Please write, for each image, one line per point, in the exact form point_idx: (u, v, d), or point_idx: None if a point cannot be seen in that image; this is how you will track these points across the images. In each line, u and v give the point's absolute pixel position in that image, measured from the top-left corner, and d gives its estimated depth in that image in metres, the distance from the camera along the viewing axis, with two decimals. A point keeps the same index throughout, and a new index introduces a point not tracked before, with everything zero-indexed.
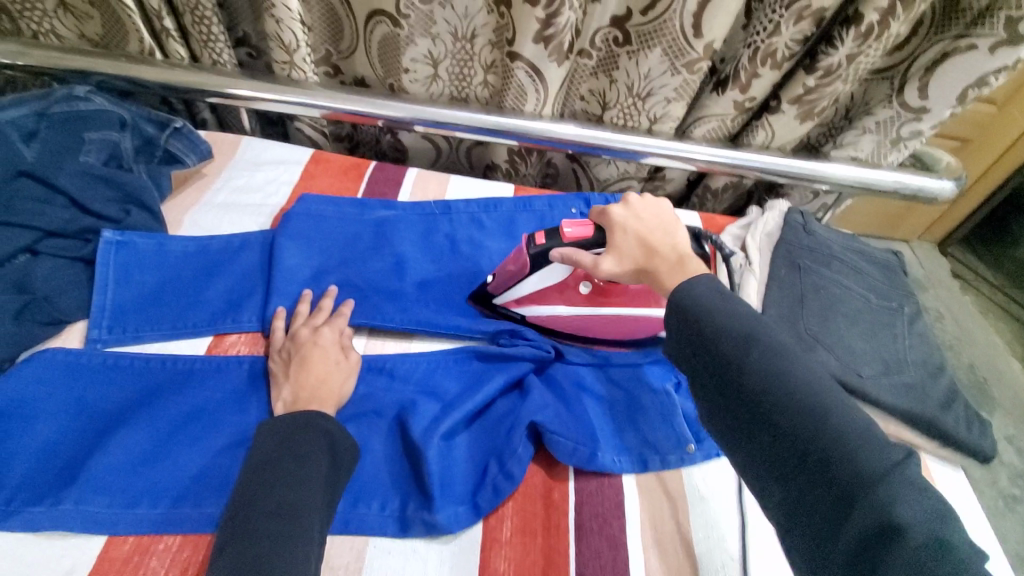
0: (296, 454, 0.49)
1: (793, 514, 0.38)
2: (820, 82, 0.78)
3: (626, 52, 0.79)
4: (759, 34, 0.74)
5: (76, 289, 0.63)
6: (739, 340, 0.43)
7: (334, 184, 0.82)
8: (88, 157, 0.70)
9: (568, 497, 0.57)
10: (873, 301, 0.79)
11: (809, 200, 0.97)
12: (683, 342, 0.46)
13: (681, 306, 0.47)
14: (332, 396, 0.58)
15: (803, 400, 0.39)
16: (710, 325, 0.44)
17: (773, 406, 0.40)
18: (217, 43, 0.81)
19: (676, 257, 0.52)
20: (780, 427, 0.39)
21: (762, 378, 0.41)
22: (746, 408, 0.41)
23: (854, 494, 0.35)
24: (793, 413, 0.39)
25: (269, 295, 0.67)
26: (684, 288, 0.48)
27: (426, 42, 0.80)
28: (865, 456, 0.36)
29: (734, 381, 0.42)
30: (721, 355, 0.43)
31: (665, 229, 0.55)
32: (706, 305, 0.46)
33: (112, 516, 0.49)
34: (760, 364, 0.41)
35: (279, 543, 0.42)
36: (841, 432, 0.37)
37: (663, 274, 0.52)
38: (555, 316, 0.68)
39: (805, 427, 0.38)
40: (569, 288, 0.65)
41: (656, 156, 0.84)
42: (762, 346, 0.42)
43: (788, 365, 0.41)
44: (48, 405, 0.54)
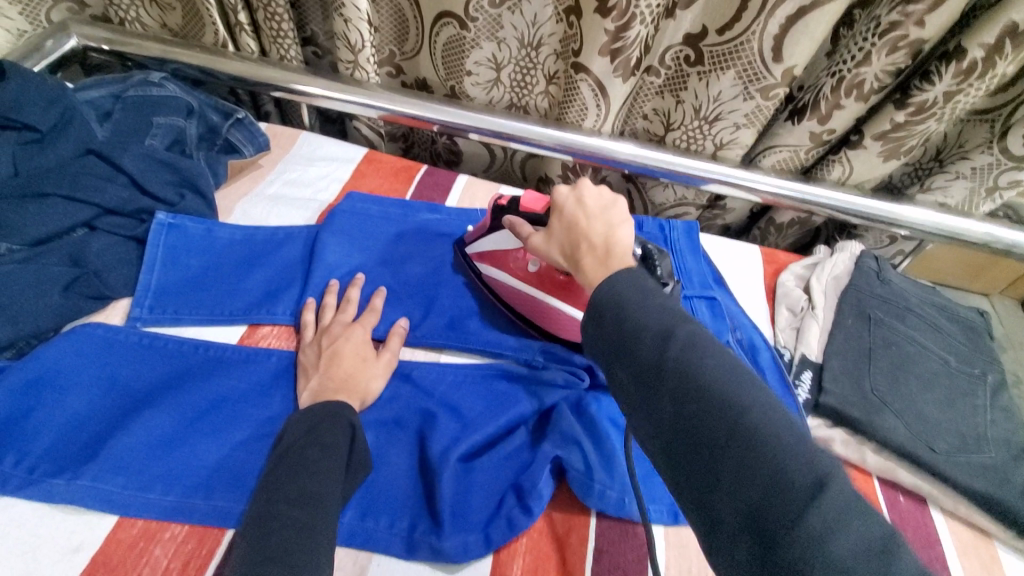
0: (325, 444, 0.47)
1: (713, 539, 0.32)
2: (910, 119, 0.71)
3: (697, 72, 0.74)
4: (846, 63, 0.69)
5: (126, 267, 0.64)
6: (657, 336, 0.37)
7: (383, 185, 0.81)
8: (152, 141, 0.72)
9: (586, 545, 0.53)
10: (951, 364, 0.71)
11: (884, 245, 0.89)
12: (603, 340, 0.40)
13: (599, 302, 0.42)
14: (362, 392, 0.57)
15: (718, 396, 0.34)
16: (630, 321, 0.39)
17: (686, 411, 0.34)
18: (286, 39, 0.82)
19: (602, 245, 0.48)
20: (693, 432, 0.34)
21: (678, 380, 0.35)
22: (662, 414, 0.36)
23: (782, 514, 0.29)
24: (709, 415, 0.34)
25: (305, 289, 0.67)
26: (610, 283, 0.42)
27: (490, 45, 0.79)
28: (783, 461, 0.31)
29: (651, 383, 0.36)
30: (638, 355, 0.38)
31: (605, 220, 0.50)
32: (629, 299, 0.40)
33: (125, 497, 0.49)
34: (677, 362, 0.36)
35: (299, 534, 0.40)
36: (758, 432, 0.32)
37: (585, 265, 0.47)
38: (500, 285, 0.68)
39: (721, 430, 0.33)
40: (516, 258, 0.66)
41: (716, 183, 0.79)
42: (680, 343, 0.37)
43: (708, 360, 0.36)
44: (83, 377, 0.55)
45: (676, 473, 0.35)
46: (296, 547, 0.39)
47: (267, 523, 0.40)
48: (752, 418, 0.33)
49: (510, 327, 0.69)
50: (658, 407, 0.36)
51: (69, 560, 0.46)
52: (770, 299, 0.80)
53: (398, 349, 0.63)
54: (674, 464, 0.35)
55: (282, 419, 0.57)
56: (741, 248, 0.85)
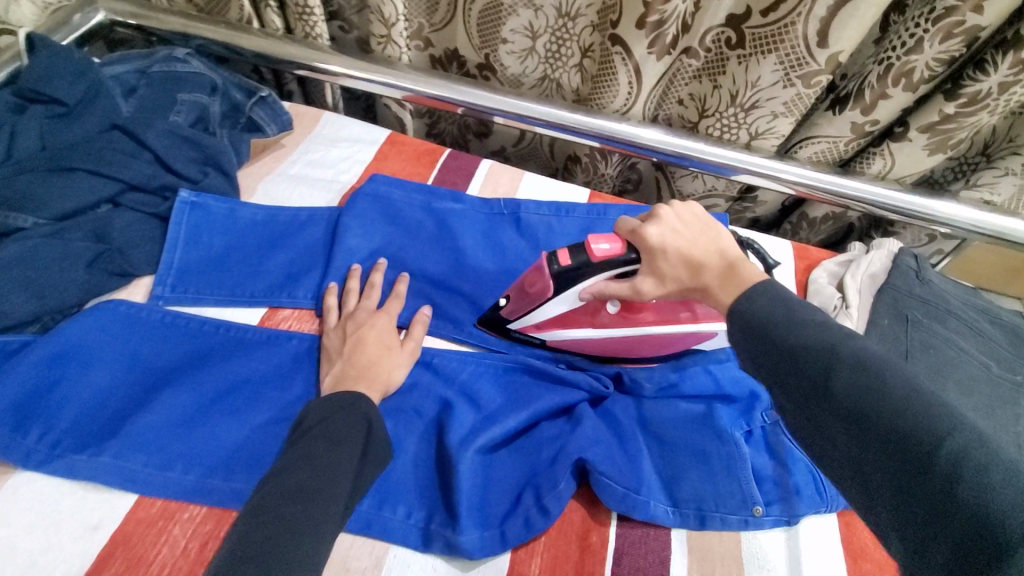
0: (332, 437, 0.46)
1: (914, 565, 0.31)
2: (961, 111, 0.67)
3: (737, 55, 0.71)
4: (895, 50, 0.65)
5: (149, 245, 0.64)
6: (818, 357, 0.37)
7: (406, 169, 0.80)
8: (176, 117, 0.71)
9: (606, 544, 0.53)
10: (992, 370, 0.68)
11: (922, 244, 0.86)
12: (759, 364, 0.40)
13: (749, 323, 0.42)
14: (383, 380, 0.56)
15: (914, 418, 0.32)
16: (787, 341, 0.39)
17: (874, 431, 0.33)
18: (312, 16, 0.81)
19: (725, 267, 0.48)
20: (883, 453, 0.33)
21: (847, 398, 0.35)
22: (832, 434, 0.35)
23: (992, 547, 0.27)
24: (902, 437, 0.32)
25: (326, 273, 0.66)
26: (748, 299, 0.43)
27: (528, 13, 0.76)
28: (1007, 492, 0.28)
29: (820, 402, 0.36)
30: (798, 373, 0.37)
31: (710, 235, 0.51)
32: (778, 319, 0.40)
33: (146, 476, 0.49)
34: (849, 382, 0.35)
35: (288, 535, 0.39)
36: (967, 459, 0.30)
37: (716, 289, 0.47)
38: (578, 338, 0.63)
39: (919, 452, 0.31)
40: (594, 311, 0.61)
41: (749, 175, 0.76)
42: (847, 362, 0.36)
43: (889, 380, 0.34)
44: (106, 354, 0.55)
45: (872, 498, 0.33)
46: (285, 544, 0.38)
47: (261, 516, 0.40)
48: (959, 443, 0.30)
49: None
50: (826, 426, 0.35)
51: (89, 536, 0.46)
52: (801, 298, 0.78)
53: (421, 337, 0.62)
54: (863, 486, 0.33)
55: (302, 403, 0.56)
56: (772, 243, 0.83)
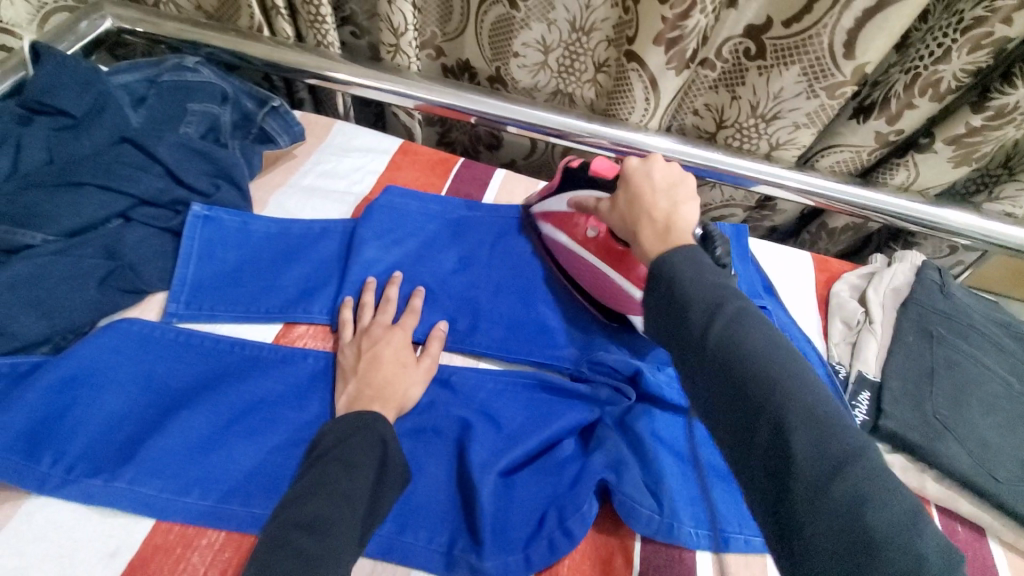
0: (345, 462, 0.46)
1: (750, 496, 0.36)
2: (988, 124, 0.66)
3: (757, 67, 0.70)
4: (923, 59, 0.63)
5: (161, 260, 0.63)
6: (706, 309, 0.40)
7: (420, 178, 0.79)
8: (187, 129, 0.70)
9: (631, 567, 0.52)
10: (1019, 385, 0.66)
11: (943, 255, 0.84)
12: (652, 310, 0.43)
13: (659, 274, 0.44)
14: (398, 400, 0.55)
15: (769, 374, 0.36)
16: (683, 292, 0.41)
17: (736, 379, 0.37)
18: (324, 24, 0.80)
19: (662, 222, 0.49)
20: (739, 399, 0.37)
21: (724, 350, 0.38)
22: (700, 377, 0.39)
23: (808, 488, 0.32)
24: (759, 387, 0.36)
25: (341, 288, 0.65)
26: (666, 255, 0.44)
27: (541, 27, 0.75)
28: (831, 444, 0.33)
29: (696, 348, 0.39)
30: (687, 321, 0.40)
31: (670, 199, 0.51)
32: (683, 271, 0.42)
33: (162, 501, 0.48)
34: (724, 336, 0.38)
35: (301, 568, 0.38)
36: (805, 412, 0.34)
37: (645, 239, 0.49)
38: (559, 244, 0.67)
39: (770, 404, 0.35)
40: (578, 224, 0.65)
41: (770, 186, 0.75)
42: (730, 318, 0.39)
43: (757, 338, 0.38)
44: (118, 375, 0.54)
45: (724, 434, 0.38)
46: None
47: (275, 549, 0.39)
48: (799, 399, 0.35)
49: (550, 332, 0.66)
50: (698, 372, 0.39)
51: (106, 564, 0.45)
52: (822, 310, 0.76)
53: (437, 353, 0.61)
54: (717, 424, 0.38)
55: (319, 424, 0.55)
56: (791, 254, 0.81)
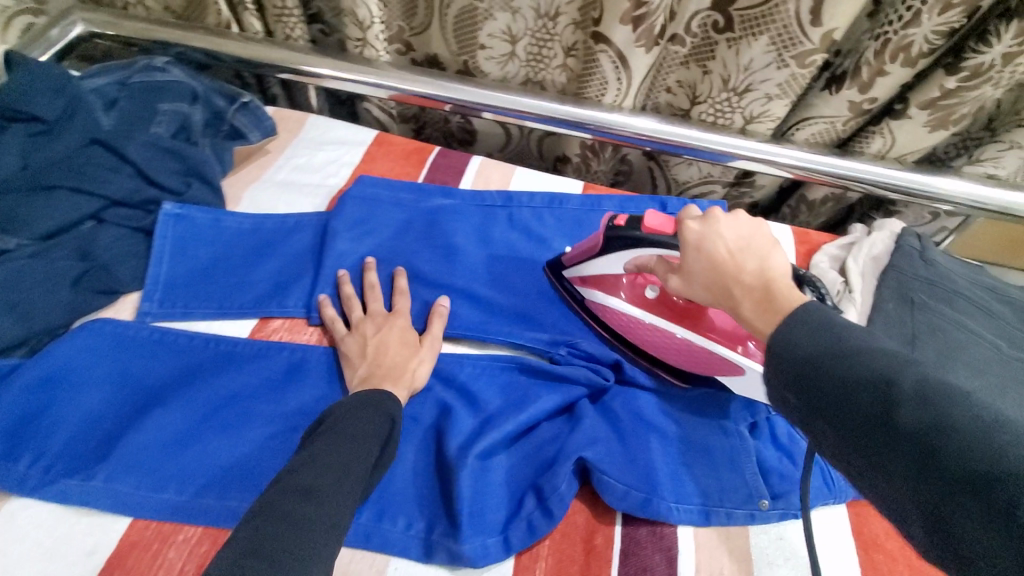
0: (350, 435, 0.45)
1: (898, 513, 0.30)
2: (963, 85, 0.65)
3: (726, 39, 0.69)
4: (892, 24, 0.63)
5: (135, 260, 0.63)
6: (875, 388, 0.32)
7: (394, 168, 0.78)
8: (158, 129, 0.70)
9: (612, 545, 0.52)
10: (1004, 349, 0.66)
11: (924, 222, 0.84)
12: (806, 405, 0.36)
13: (791, 357, 0.37)
14: (408, 380, 0.56)
15: (987, 452, 0.27)
16: (837, 374, 0.34)
17: (946, 471, 0.28)
18: (292, 17, 0.79)
19: (760, 287, 0.43)
20: (960, 498, 0.28)
21: (914, 436, 0.30)
22: (902, 481, 0.30)
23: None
24: (977, 475, 0.27)
25: (316, 280, 0.64)
26: (784, 333, 0.39)
27: (506, 16, 0.74)
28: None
29: (883, 442, 0.31)
30: (852, 411, 0.33)
31: (755, 253, 0.45)
32: (826, 349, 0.36)
33: (139, 498, 0.48)
34: (912, 415, 0.30)
35: (295, 530, 0.37)
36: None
37: (750, 315, 0.43)
38: (614, 312, 0.63)
39: (1004, 495, 0.26)
40: (633, 285, 0.62)
41: (747, 160, 0.74)
42: (909, 391, 0.31)
43: (964, 407, 0.29)
44: (95, 374, 0.54)
45: (956, 553, 0.28)
46: (290, 539, 0.37)
47: (271, 511, 0.38)
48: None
49: (529, 316, 0.66)
50: (893, 472, 0.30)
51: (84, 563, 0.45)
52: None
53: (441, 333, 0.62)
54: (944, 540, 0.28)
55: (295, 415, 0.55)
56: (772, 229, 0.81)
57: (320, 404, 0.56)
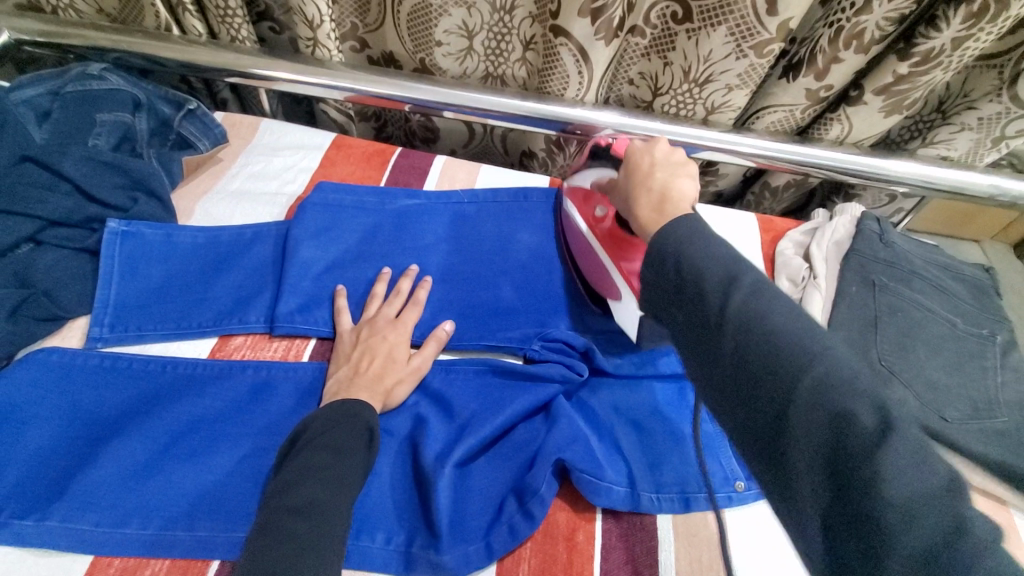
0: (335, 447, 0.44)
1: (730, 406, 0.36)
2: (915, 70, 0.66)
3: (685, 30, 0.69)
4: (844, 12, 0.63)
5: (80, 283, 0.59)
6: (720, 283, 0.38)
7: (355, 172, 0.76)
8: (97, 141, 0.66)
9: (594, 542, 0.52)
10: (960, 326, 0.68)
11: (882, 205, 0.86)
12: (666, 291, 0.42)
13: (662, 247, 0.43)
14: (384, 393, 0.55)
15: (785, 345, 0.34)
16: (730, 309, 0.37)
17: (750, 357, 0.35)
18: (236, 18, 0.76)
19: (658, 193, 0.50)
20: (754, 378, 0.34)
21: (737, 326, 0.36)
22: (716, 356, 0.37)
23: (854, 460, 0.29)
24: (771, 361, 0.34)
25: (279, 294, 0.62)
26: (665, 231, 0.44)
27: (460, 12, 0.72)
28: (859, 422, 0.30)
29: (711, 329, 0.37)
30: (698, 298, 0.39)
31: (667, 171, 0.53)
32: (687, 246, 0.41)
33: (100, 536, 0.46)
34: (739, 310, 0.36)
35: (299, 550, 0.37)
36: (827, 384, 0.32)
37: (641, 207, 0.51)
38: (572, 224, 0.67)
39: (782, 380, 0.33)
40: (592, 204, 0.64)
41: (709, 150, 0.75)
42: (741, 288, 0.37)
43: (774, 309, 0.36)
44: (44, 408, 0.51)
45: (738, 410, 0.35)
46: (298, 558, 0.36)
47: (269, 535, 0.37)
48: (821, 367, 0.33)
49: (501, 315, 0.66)
50: (713, 351, 0.37)
51: None
52: (769, 270, 0.78)
53: (433, 354, 0.60)
54: (735, 405, 0.36)
55: (262, 437, 0.53)
56: (737, 217, 0.82)
57: (287, 421, 0.54)
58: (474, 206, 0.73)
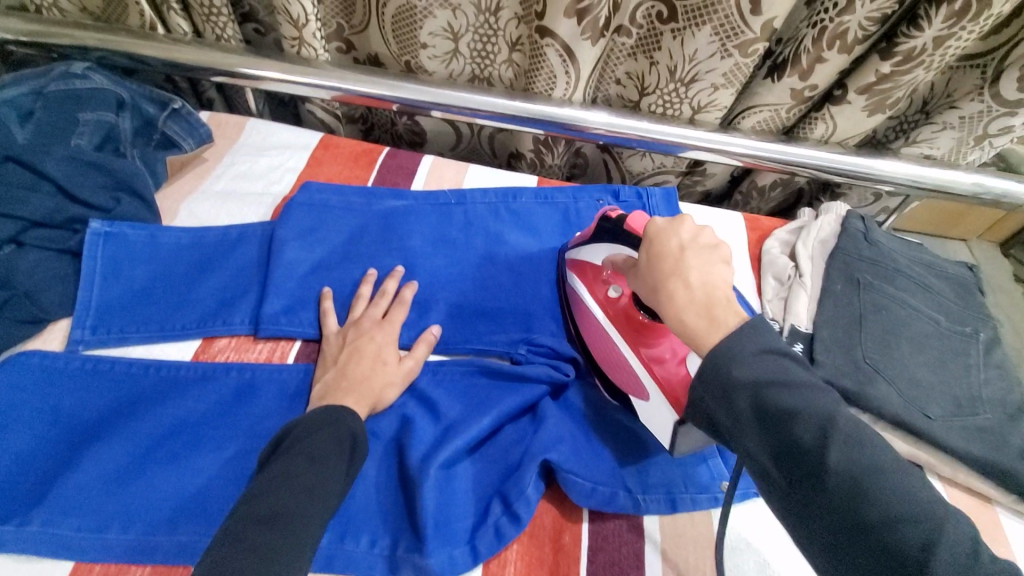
0: (311, 455, 0.44)
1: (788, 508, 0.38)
2: (897, 69, 0.67)
3: (671, 30, 0.69)
4: (828, 11, 0.64)
5: (62, 285, 0.59)
6: (816, 429, 0.37)
7: (342, 172, 0.76)
8: (79, 140, 0.65)
9: (579, 542, 0.52)
10: (943, 324, 0.69)
11: (868, 204, 0.86)
12: (740, 421, 0.39)
13: (737, 375, 0.40)
14: (373, 396, 0.55)
15: (899, 509, 0.34)
16: (790, 413, 0.38)
17: (861, 516, 0.35)
18: (221, 17, 0.75)
19: (702, 294, 0.44)
20: (861, 536, 0.35)
21: (844, 480, 0.35)
22: (814, 507, 0.36)
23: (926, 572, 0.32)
24: (883, 525, 0.34)
25: (264, 295, 0.61)
26: (733, 351, 0.40)
27: (445, 13, 0.72)
28: (928, 536, 0.33)
29: (777, 438, 0.38)
30: (792, 441, 0.37)
31: (701, 258, 0.46)
32: (771, 378, 0.39)
33: (80, 541, 0.45)
34: (844, 462, 0.36)
35: (258, 560, 0.36)
36: (951, 556, 0.32)
37: (682, 310, 0.44)
38: (585, 308, 0.61)
39: (901, 549, 0.33)
40: (604, 282, 0.60)
41: (696, 150, 0.75)
42: (842, 437, 0.36)
43: (876, 460, 0.36)
44: (23, 412, 0.51)
45: (838, 560, 0.36)
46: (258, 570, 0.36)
47: (231, 544, 0.37)
48: (943, 541, 0.33)
49: (488, 316, 0.66)
50: (811, 502, 0.36)
51: None
52: (755, 269, 0.79)
53: (425, 356, 0.60)
54: (831, 551, 0.36)
55: (246, 440, 0.53)
56: (724, 216, 0.83)
57: (272, 423, 0.54)
58: (461, 206, 0.73)
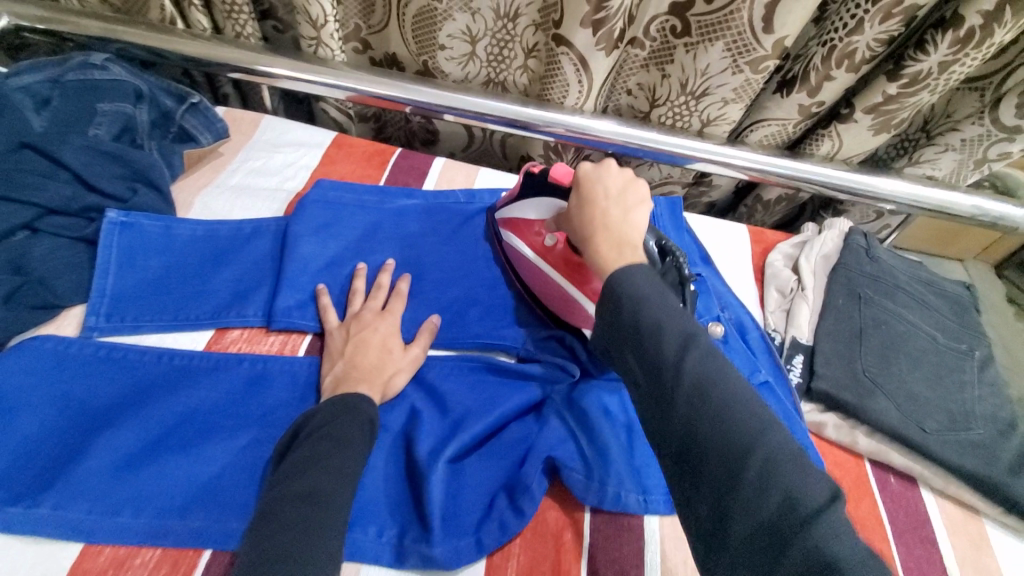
0: (336, 438, 0.45)
1: (673, 469, 0.36)
2: (903, 91, 0.68)
3: (684, 44, 0.71)
4: (837, 31, 0.65)
5: (76, 272, 0.59)
6: (678, 342, 0.38)
7: (355, 171, 0.76)
8: (98, 131, 0.66)
9: (582, 540, 0.52)
10: (940, 340, 0.70)
11: (870, 220, 0.88)
12: (619, 334, 0.40)
13: (621, 295, 0.41)
14: (383, 382, 0.56)
15: (736, 414, 0.35)
16: (684, 358, 0.37)
17: (698, 421, 0.35)
18: (242, 15, 0.76)
19: (616, 234, 0.47)
20: (717, 466, 0.34)
21: (693, 388, 0.36)
22: (667, 417, 0.36)
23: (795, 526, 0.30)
24: (716, 429, 0.34)
25: (276, 288, 0.62)
26: (625, 272, 0.42)
27: (465, 17, 0.73)
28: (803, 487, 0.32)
29: (667, 383, 0.37)
30: (668, 367, 0.37)
31: (621, 207, 0.50)
32: (647, 296, 0.40)
33: (91, 524, 0.46)
34: (695, 372, 0.36)
35: (300, 537, 0.38)
36: (775, 454, 0.33)
37: (599, 243, 0.47)
38: (520, 256, 0.65)
39: (739, 458, 0.33)
40: (537, 232, 0.63)
41: (704, 161, 0.76)
42: (699, 351, 0.37)
43: (726, 376, 0.37)
44: (36, 395, 0.51)
45: (685, 476, 0.35)
46: (302, 547, 0.37)
47: (275, 520, 0.39)
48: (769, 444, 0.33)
49: (496, 316, 0.67)
50: (666, 411, 0.37)
51: None
52: (759, 280, 0.80)
53: (427, 345, 0.61)
54: (678, 467, 0.36)
55: (257, 430, 0.53)
56: (729, 228, 0.84)
57: (283, 414, 0.55)
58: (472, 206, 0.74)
